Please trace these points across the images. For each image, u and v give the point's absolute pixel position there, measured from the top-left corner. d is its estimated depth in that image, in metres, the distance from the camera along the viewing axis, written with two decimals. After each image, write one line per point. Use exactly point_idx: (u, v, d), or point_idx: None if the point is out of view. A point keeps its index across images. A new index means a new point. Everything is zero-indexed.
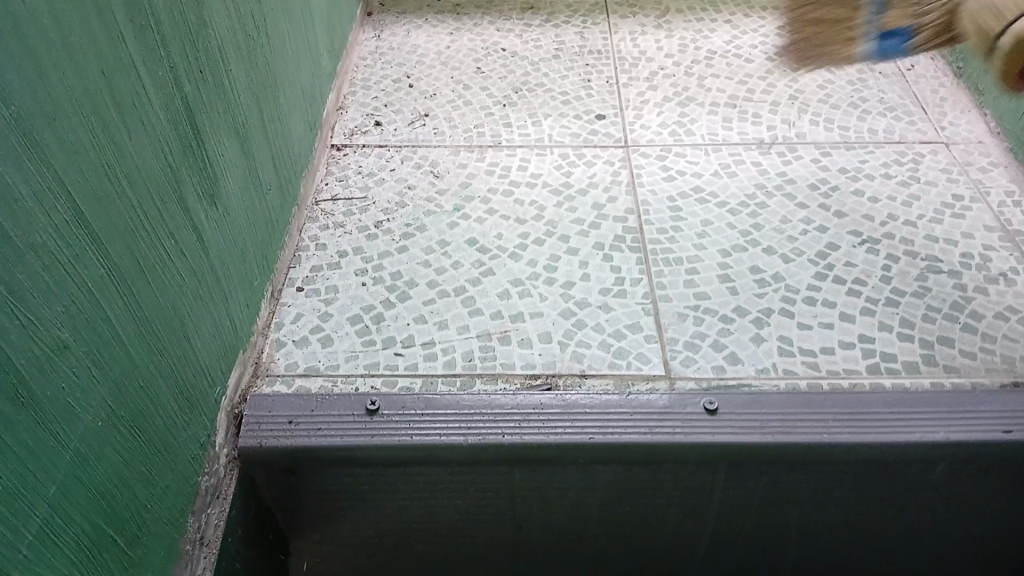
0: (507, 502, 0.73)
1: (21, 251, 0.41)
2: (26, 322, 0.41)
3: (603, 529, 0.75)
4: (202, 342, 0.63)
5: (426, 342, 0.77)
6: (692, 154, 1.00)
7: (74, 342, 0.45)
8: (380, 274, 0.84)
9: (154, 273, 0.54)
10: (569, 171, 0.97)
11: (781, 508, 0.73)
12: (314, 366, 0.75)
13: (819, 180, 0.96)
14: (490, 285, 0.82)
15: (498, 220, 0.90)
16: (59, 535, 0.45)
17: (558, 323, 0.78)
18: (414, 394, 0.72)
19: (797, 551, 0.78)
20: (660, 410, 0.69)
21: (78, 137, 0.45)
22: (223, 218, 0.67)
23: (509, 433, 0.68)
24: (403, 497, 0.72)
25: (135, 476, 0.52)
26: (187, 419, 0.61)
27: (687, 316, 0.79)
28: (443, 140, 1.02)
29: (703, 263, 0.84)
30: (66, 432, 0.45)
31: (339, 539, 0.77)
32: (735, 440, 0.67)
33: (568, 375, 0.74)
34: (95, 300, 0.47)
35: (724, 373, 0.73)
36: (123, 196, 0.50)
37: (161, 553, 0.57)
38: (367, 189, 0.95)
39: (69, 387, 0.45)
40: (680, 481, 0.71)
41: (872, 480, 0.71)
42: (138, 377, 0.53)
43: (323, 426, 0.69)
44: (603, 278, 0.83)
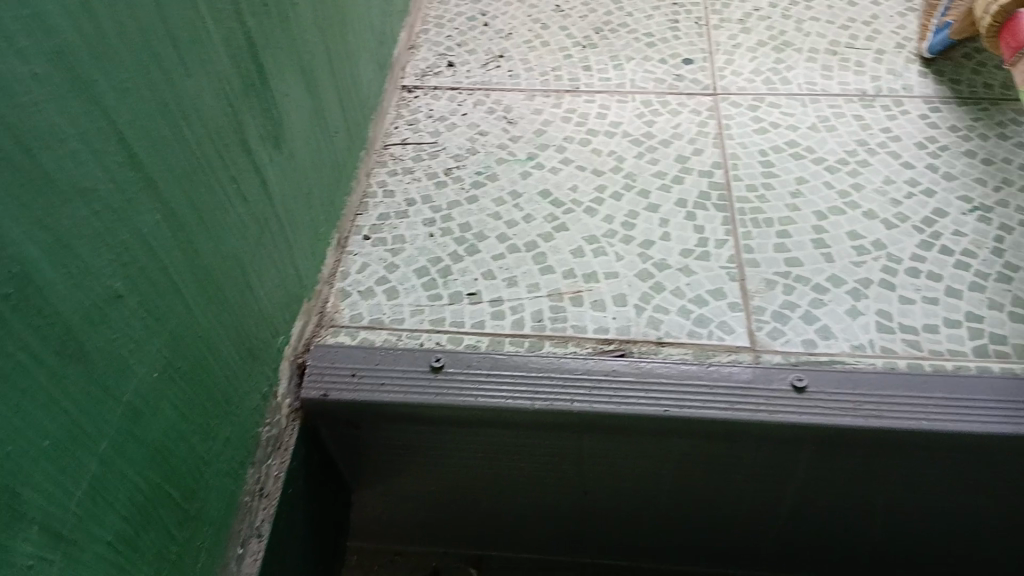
0: (572, 466, 0.71)
1: (70, 199, 0.38)
2: (76, 274, 0.38)
3: (672, 498, 0.74)
4: (265, 291, 0.61)
5: (495, 300, 0.73)
6: (787, 105, 0.92)
7: (127, 294, 0.43)
8: (448, 225, 0.80)
9: (213, 220, 0.52)
10: (651, 120, 0.91)
11: (867, 493, 0.70)
12: (378, 319, 0.72)
13: (927, 139, 0.87)
14: (564, 241, 0.78)
15: (574, 171, 0.85)
16: (112, 492, 0.43)
17: (634, 286, 0.73)
18: (480, 353, 0.68)
19: (880, 533, 0.75)
20: (742, 384, 0.65)
21: (129, 77, 0.42)
22: (287, 162, 0.64)
23: (578, 399, 0.64)
24: (466, 455, 0.71)
25: (192, 431, 0.51)
26: (248, 370, 0.59)
27: (776, 283, 0.73)
28: (518, 83, 0.97)
29: (796, 225, 0.78)
30: (118, 388, 0.42)
31: (404, 491, 0.77)
32: (823, 421, 0.62)
33: (644, 341, 0.69)
34: (151, 251, 0.45)
35: (814, 348, 0.68)
36: (180, 140, 0.47)
37: (219, 505, 0.56)
38: (438, 134, 0.91)
39: (121, 341, 0.42)
40: (760, 457, 0.67)
41: (971, 468, 0.65)
42: (196, 328, 0.50)
43: (386, 381, 0.66)
44: (685, 239, 0.77)
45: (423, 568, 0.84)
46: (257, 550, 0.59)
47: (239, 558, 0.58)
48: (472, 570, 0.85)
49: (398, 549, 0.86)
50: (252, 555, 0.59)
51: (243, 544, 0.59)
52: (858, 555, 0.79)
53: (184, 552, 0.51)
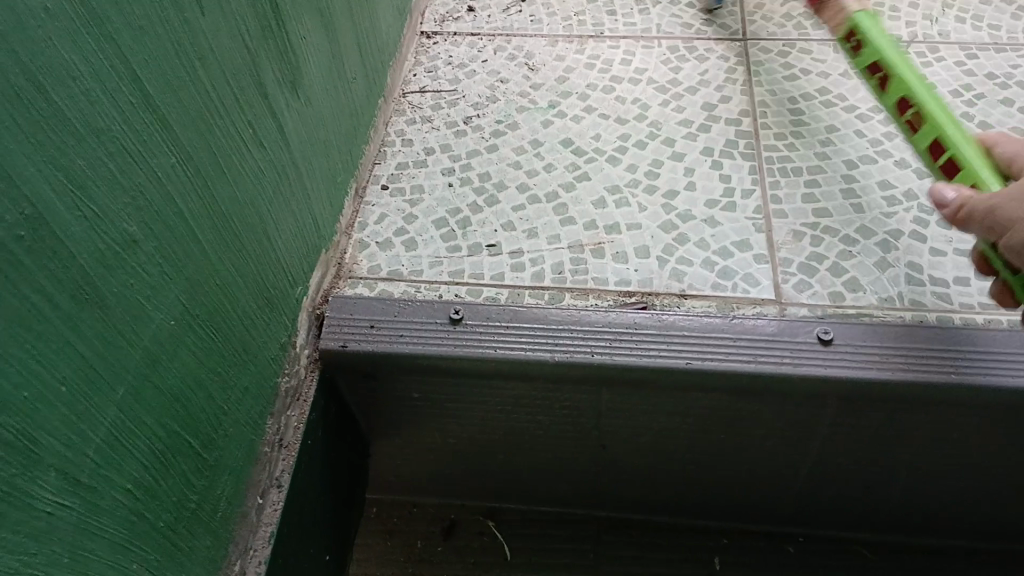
0: (592, 420, 0.70)
1: (83, 138, 0.37)
2: (90, 217, 0.38)
3: (692, 453, 0.73)
4: (283, 239, 0.60)
5: (515, 251, 0.72)
6: (819, 51, 0.89)
7: (142, 238, 0.42)
8: (467, 175, 0.79)
9: (229, 165, 0.51)
10: (677, 67, 0.88)
11: (892, 449, 0.69)
12: (396, 270, 0.71)
13: (963, 86, 0.84)
14: (586, 191, 0.76)
15: (597, 119, 0.83)
16: (131, 439, 0.43)
17: (657, 237, 0.72)
18: (500, 305, 0.67)
19: (902, 489, 0.74)
20: (767, 337, 0.63)
21: (143, 14, 0.41)
22: (304, 108, 0.63)
23: (599, 352, 0.64)
24: (484, 408, 0.71)
25: (210, 379, 0.50)
26: (266, 320, 0.58)
27: (803, 235, 0.71)
28: (540, 29, 0.94)
29: (825, 175, 0.76)
30: (135, 334, 0.42)
31: (421, 444, 0.78)
32: (849, 375, 0.61)
33: (666, 294, 0.68)
34: (166, 195, 0.44)
35: (842, 301, 0.66)
36: (195, 81, 0.46)
37: (239, 453, 0.56)
38: (457, 81, 0.89)
39: (137, 287, 0.42)
40: (783, 412, 0.66)
41: (1000, 425, 0.64)
42: (213, 276, 0.50)
43: (405, 332, 0.66)
44: (710, 189, 0.75)
45: (440, 521, 0.85)
46: (277, 501, 0.60)
47: (259, 507, 0.59)
48: (488, 522, 0.85)
49: (414, 501, 0.87)
50: (272, 506, 0.59)
51: (263, 494, 0.59)
52: (879, 512, 0.78)
53: (204, 500, 0.51)
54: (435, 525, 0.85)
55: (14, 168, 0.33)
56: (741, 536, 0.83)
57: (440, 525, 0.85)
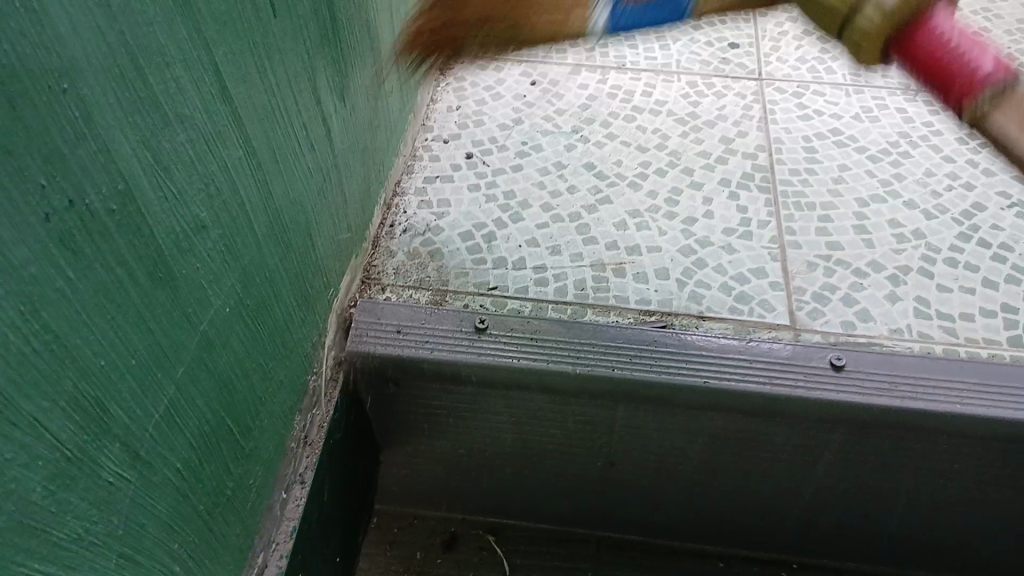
0: (605, 436, 0.72)
1: (170, 122, 0.39)
2: (170, 197, 0.40)
3: (698, 475, 0.75)
4: (322, 240, 0.62)
5: (538, 267, 0.74)
6: (832, 94, 0.93)
7: (210, 225, 0.44)
8: (493, 192, 0.81)
9: (285, 164, 0.53)
10: (696, 101, 0.91)
11: (894, 477, 0.71)
12: (423, 279, 0.73)
13: (968, 134, 0.88)
14: (607, 214, 0.79)
15: (619, 146, 0.86)
16: (183, 419, 0.44)
17: (676, 260, 0.74)
18: (523, 317, 0.69)
19: (899, 520, 0.77)
20: (781, 360, 0.66)
21: (227, 9, 0.43)
22: (349, 116, 0.65)
23: (619, 367, 0.66)
24: (500, 419, 0.72)
25: (253, 369, 0.52)
26: (302, 316, 0.60)
27: (817, 266, 0.74)
28: (564, 58, 0.98)
29: (838, 211, 0.79)
30: (197, 316, 0.44)
31: (432, 453, 0.79)
32: (859, 400, 0.63)
33: (685, 315, 0.70)
34: (232, 185, 0.46)
35: (854, 330, 0.69)
36: (263, 79, 0.48)
37: (269, 446, 0.57)
38: (484, 102, 0.91)
39: (202, 270, 0.44)
40: (792, 435, 0.68)
41: (999, 458, 0.67)
42: (264, 269, 0.52)
43: (430, 339, 0.68)
44: (727, 218, 0.78)
45: (440, 533, 0.86)
46: (300, 496, 0.60)
47: (283, 502, 0.59)
48: (488, 537, 0.86)
49: (416, 514, 0.87)
50: (295, 501, 0.60)
51: (286, 489, 0.60)
52: (874, 543, 0.80)
53: (237, 489, 0.52)
54: (435, 538, 0.86)
55: (112, 142, 0.35)
56: (737, 562, 0.84)
57: (440, 537, 0.86)
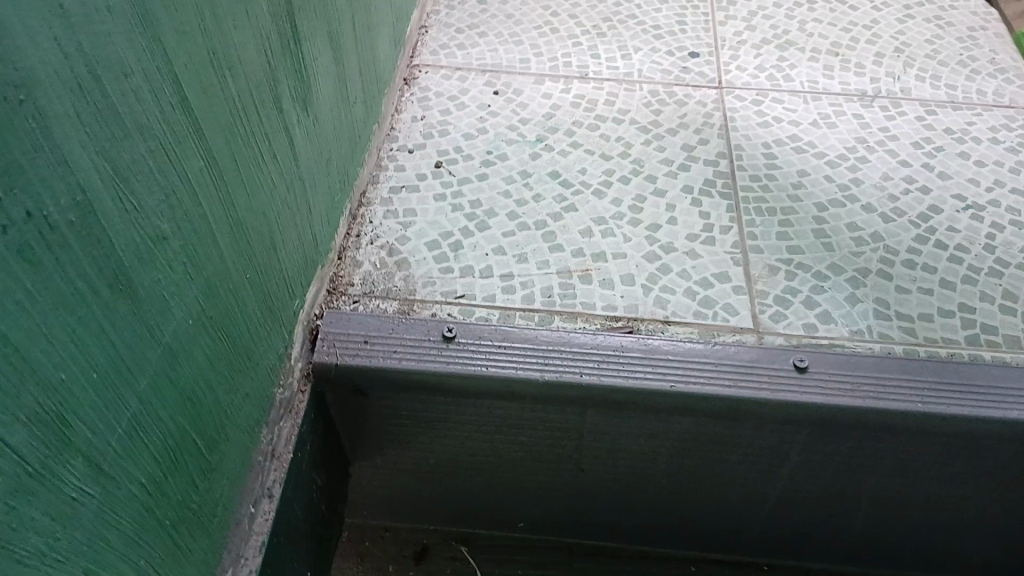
0: (574, 442, 0.73)
1: (130, 133, 0.39)
2: (130, 209, 0.39)
3: (666, 479, 0.76)
4: (287, 251, 0.62)
5: (505, 275, 0.74)
6: (790, 101, 0.94)
7: (172, 237, 0.44)
8: (459, 202, 0.81)
9: (247, 176, 0.53)
10: (658, 109, 0.92)
11: (857, 477, 0.73)
12: (390, 289, 0.73)
13: (923, 139, 0.90)
14: (572, 221, 0.79)
15: (583, 155, 0.87)
16: (147, 434, 0.44)
17: (642, 267, 0.75)
18: (491, 326, 0.70)
19: (863, 519, 0.78)
20: (746, 363, 0.67)
21: (186, 20, 0.43)
22: (312, 127, 0.65)
23: (587, 373, 0.66)
24: (470, 428, 0.72)
25: (217, 382, 0.52)
26: (268, 328, 0.60)
27: (779, 269, 0.75)
28: (527, 68, 0.98)
29: (798, 215, 0.80)
30: (159, 329, 0.43)
31: (402, 463, 0.79)
32: (822, 400, 0.64)
33: (651, 320, 0.71)
34: (194, 196, 0.46)
35: (816, 332, 0.70)
36: (224, 90, 0.48)
37: (236, 460, 0.56)
38: (448, 113, 0.92)
39: (164, 283, 0.43)
40: (758, 437, 0.69)
41: (958, 456, 0.68)
42: (227, 281, 0.51)
43: (398, 349, 0.67)
44: (691, 224, 0.79)
45: (411, 545, 0.86)
46: (268, 510, 0.60)
47: (251, 516, 0.59)
48: (460, 547, 0.86)
49: (387, 525, 0.87)
50: (263, 515, 0.60)
51: (254, 503, 0.60)
52: (839, 543, 0.82)
53: (203, 503, 0.52)
54: (407, 550, 0.86)
55: (71, 154, 0.35)
56: (707, 565, 0.85)
57: (411, 549, 0.86)
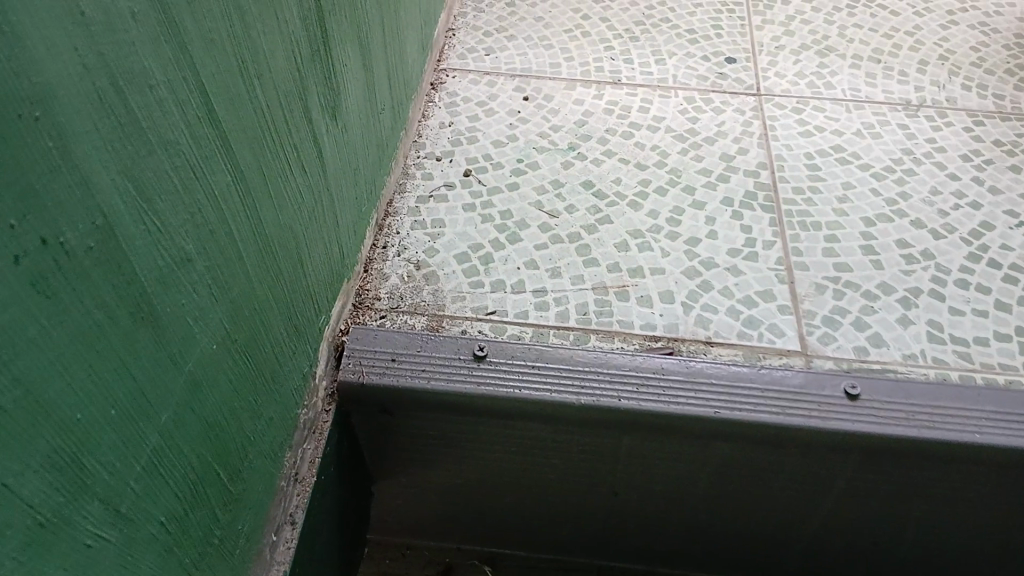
0: (608, 465, 0.70)
1: (154, 148, 0.36)
2: (153, 230, 0.36)
3: (703, 504, 0.73)
4: (313, 266, 0.59)
5: (538, 290, 0.71)
6: (832, 110, 0.91)
7: (197, 258, 0.41)
8: (488, 212, 0.78)
9: (274, 189, 0.50)
10: (695, 117, 0.89)
11: (905, 506, 0.69)
12: (419, 304, 0.70)
13: (972, 152, 0.86)
14: (608, 234, 0.76)
15: (617, 164, 0.83)
16: (169, 468, 0.41)
17: (681, 283, 0.72)
18: (524, 344, 0.67)
19: (907, 549, 0.75)
20: (792, 389, 0.63)
21: (214, 27, 0.40)
22: (341, 136, 0.62)
23: (625, 396, 0.63)
24: (499, 448, 0.70)
25: (242, 407, 0.49)
26: (293, 347, 0.57)
27: (826, 288, 0.72)
28: (557, 72, 0.95)
29: (844, 231, 0.77)
30: (182, 356, 0.40)
31: (427, 482, 0.76)
32: (874, 430, 0.61)
33: (692, 340, 0.67)
34: (219, 213, 0.43)
35: (866, 356, 0.67)
36: (252, 100, 0.45)
37: (259, 487, 0.53)
38: (476, 119, 0.89)
39: (188, 307, 0.40)
40: (803, 464, 0.66)
41: (1014, 488, 0.65)
42: (253, 301, 0.49)
43: (428, 367, 0.64)
44: (731, 238, 0.76)
45: (434, 564, 0.83)
46: (291, 538, 0.57)
47: (273, 544, 0.56)
48: (484, 568, 0.84)
49: (410, 543, 0.85)
50: (285, 543, 0.57)
51: (277, 530, 0.57)
52: (881, 571, 0.78)
53: (225, 536, 0.49)
54: (430, 570, 0.83)
55: (91, 172, 0.32)
56: None
57: (434, 569, 0.83)
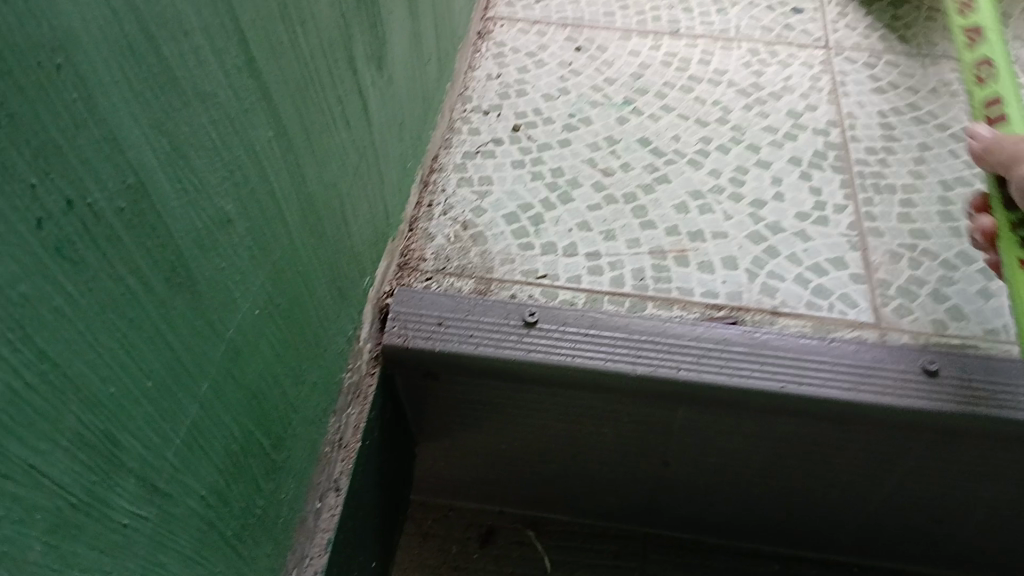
0: (661, 437, 0.67)
1: (189, 99, 0.32)
2: (190, 189, 0.33)
3: (760, 477, 0.70)
4: (358, 225, 0.56)
5: (592, 254, 0.68)
6: (907, 65, 0.85)
7: (237, 217, 0.38)
8: (539, 169, 0.74)
9: (318, 144, 0.47)
10: (759, 70, 0.83)
11: (976, 487, 0.65)
12: (466, 266, 0.67)
13: None
14: (666, 194, 0.72)
15: (676, 120, 0.78)
16: (209, 439, 0.38)
17: (745, 248, 0.68)
18: (577, 310, 0.63)
19: (974, 529, 0.71)
20: (865, 364, 0.59)
21: None
22: (386, 88, 0.58)
23: (684, 368, 0.59)
24: (547, 416, 0.67)
25: (285, 373, 0.46)
26: (337, 311, 0.54)
27: (901, 256, 0.67)
28: (612, 22, 0.90)
29: (921, 195, 0.72)
30: (222, 322, 0.38)
31: (472, 447, 0.74)
32: (952, 409, 0.57)
33: (757, 310, 0.63)
34: (260, 171, 0.39)
35: (944, 330, 0.62)
36: (295, 47, 0.42)
37: (302, 455, 0.51)
38: (526, 70, 0.84)
39: (228, 271, 0.38)
40: (871, 442, 0.62)
41: None
42: (296, 262, 0.46)
43: (476, 332, 0.61)
44: (799, 201, 0.71)
45: (477, 527, 0.82)
46: (335, 506, 0.55)
47: (317, 512, 0.54)
48: (528, 532, 0.82)
49: (452, 504, 0.83)
50: (330, 511, 0.55)
51: (320, 498, 0.55)
52: (943, 549, 0.75)
53: (268, 507, 0.47)
54: (472, 532, 0.82)
55: (119, 126, 0.28)
56: (792, 563, 0.80)
57: (476, 531, 0.82)
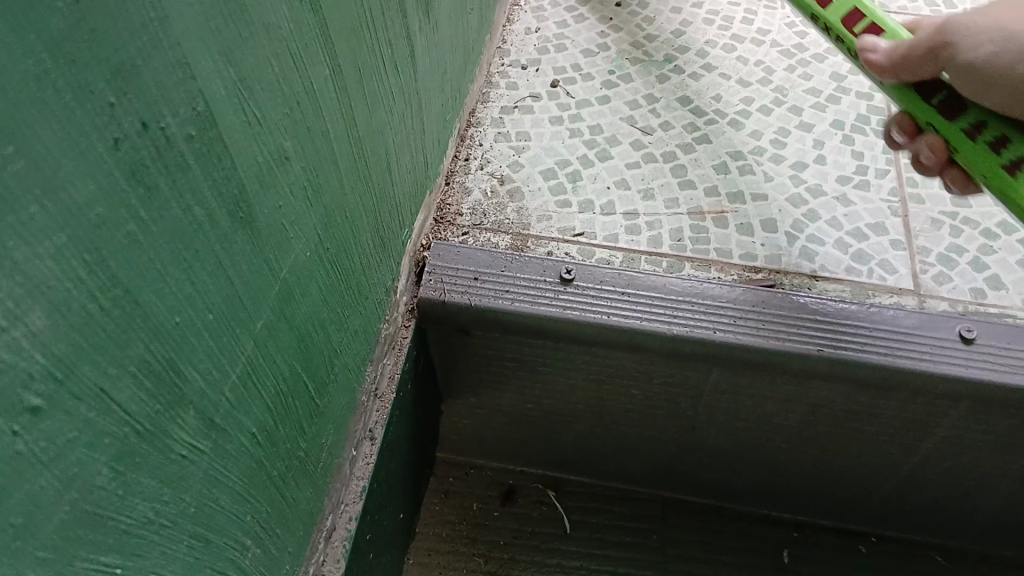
0: (691, 399, 0.66)
1: (254, 30, 0.32)
2: (253, 123, 0.33)
3: (787, 443, 0.70)
4: (400, 174, 0.55)
5: (630, 213, 0.67)
6: None
7: (293, 156, 0.37)
8: (577, 126, 0.73)
9: (369, 86, 0.46)
10: (803, 31, 0.82)
11: (1006, 459, 0.65)
12: (503, 222, 0.66)
13: None
14: (705, 155, 0.71)
15: (717, 79, 0.77)
16: (261, 378, 0.38)
17: (785, 211, 0.67)
18: (614, 269, 0.63)
19: (1000, 502, 0.71)
20: (904, 330, 0.59)
21: None
22: (431, 35, 0.58)
23: (720, 329, 0.59)
24: (578, 375, 0.67)
25: (329, 319, 0.46)
26: (378, 259, 0.54)
27: (942, 223, 0.66)
28: None
29: None
30: (277, 262, 0.38)
31: (500, 404, 0.74)
32: (990, 378, 0.56)
33: (796, 273, 0.63)
34: (316, 111, 0.39)
35: (984, 299, 0.62)
36: None
37: (342, 402, 0.51)
38: (566, 25, 0.83)
39: (283, 211, 0.37)
40: (904, 409, 0.62)
41: None
42: (344, 208, 0.45)
43: (511, 287, 0.61)
44: (841, 165, 0.70)
45: (498, 485, 0.82)
46: (369, 454, 0.56)
47: (353, 460, 0.55)
48: (547, 492, 0.82)
49: (474, 463, 0.84)
50: (364, 459, 0.56)
51: (356, 446, 0.55)
52: (966, 521, 0.75)
53: (310, 451, 0.47)
54: (493, 490, 0.82)
55: (190, 51, 0.28)
56: (812, 531, 0.80)
57: (497, 490, 0.82)
